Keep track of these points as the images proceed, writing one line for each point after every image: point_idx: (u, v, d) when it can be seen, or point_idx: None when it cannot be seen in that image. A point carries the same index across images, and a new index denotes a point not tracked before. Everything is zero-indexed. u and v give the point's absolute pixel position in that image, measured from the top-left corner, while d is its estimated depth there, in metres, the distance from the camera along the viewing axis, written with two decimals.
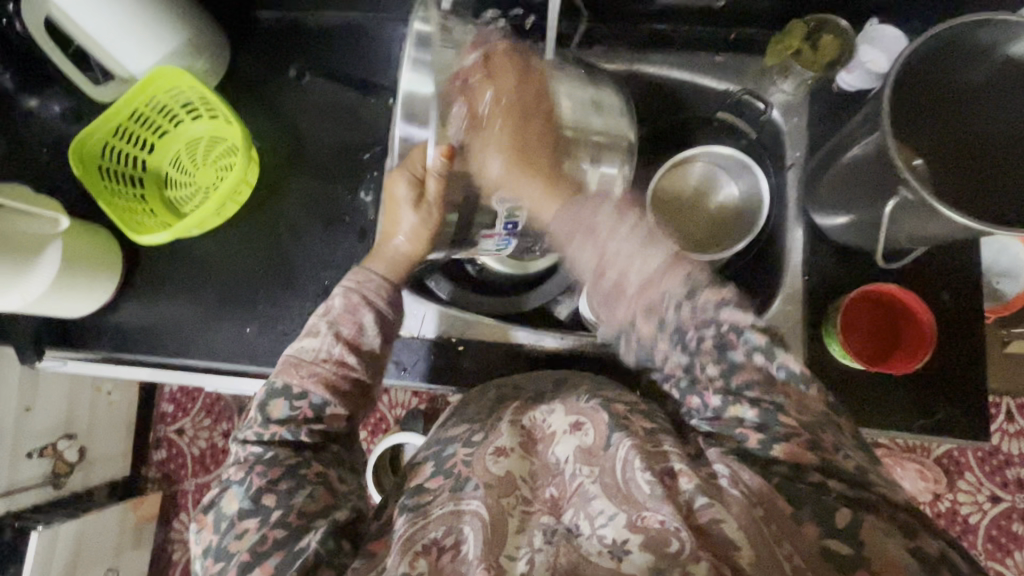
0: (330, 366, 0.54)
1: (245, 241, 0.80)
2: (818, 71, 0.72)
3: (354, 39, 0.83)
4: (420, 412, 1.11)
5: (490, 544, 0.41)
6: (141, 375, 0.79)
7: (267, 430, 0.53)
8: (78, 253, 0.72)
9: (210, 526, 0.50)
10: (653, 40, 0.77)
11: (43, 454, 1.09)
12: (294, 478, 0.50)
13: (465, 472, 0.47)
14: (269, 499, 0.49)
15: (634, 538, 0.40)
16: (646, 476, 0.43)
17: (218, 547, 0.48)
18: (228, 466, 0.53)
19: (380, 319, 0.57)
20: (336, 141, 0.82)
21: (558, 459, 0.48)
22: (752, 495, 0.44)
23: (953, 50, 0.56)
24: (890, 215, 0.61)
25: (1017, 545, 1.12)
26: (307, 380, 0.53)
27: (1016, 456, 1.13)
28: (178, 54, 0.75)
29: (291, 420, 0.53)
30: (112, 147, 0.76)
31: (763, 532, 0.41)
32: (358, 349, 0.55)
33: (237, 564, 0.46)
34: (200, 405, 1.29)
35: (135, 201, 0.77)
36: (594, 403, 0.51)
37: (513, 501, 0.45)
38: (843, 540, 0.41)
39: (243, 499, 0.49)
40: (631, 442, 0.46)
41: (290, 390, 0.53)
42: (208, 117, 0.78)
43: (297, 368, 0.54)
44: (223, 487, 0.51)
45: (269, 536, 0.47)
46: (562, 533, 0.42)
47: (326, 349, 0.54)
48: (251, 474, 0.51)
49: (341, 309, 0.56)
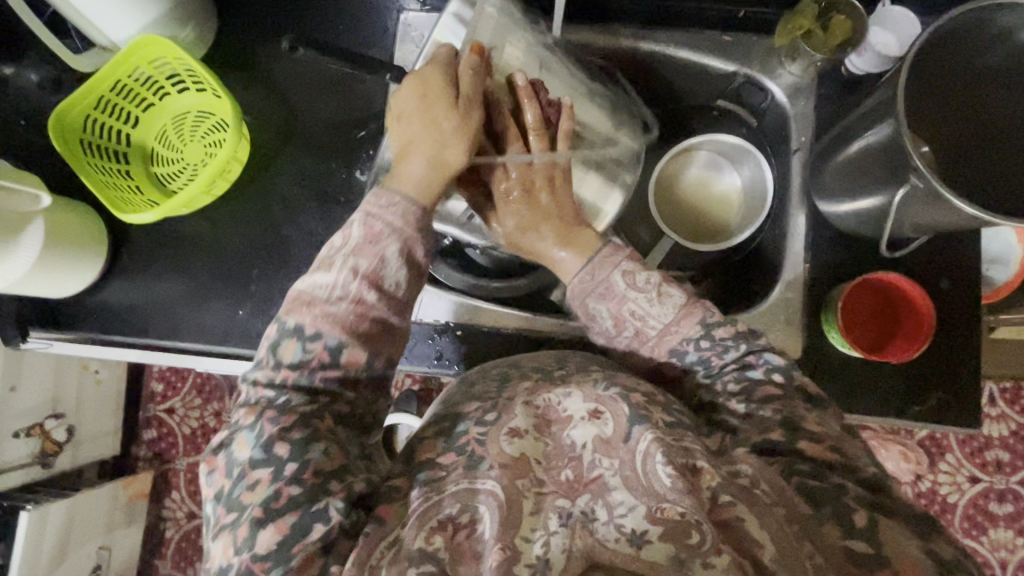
0: (346, 304, 0.49)
1: (238, 219, 0.78)
2: (826, 54, 0.71)
3: (346, 10, 0.80)
4: (415, 393, 1.09)
5: (506, 525, 0.42)
6: (131, 357, 0.77)
7: (278, 375, 0.49)
8: (62, 231, 0.70)
9: (221, 470, 0.47)
10: (659, 17, 0.75)
11: (30, 435, 1.08)
12: (308, 427, 0.47)
13: (479, 450, 0.46)
14: (282, 448, 0.45)
15: (652, 529, 0.41)
16: (667, 470, 0.43)
17: (229, 496, 0.45)
18: (237, 407, 0.49)
19: (407, 252, 0.51)
20: (331, 117, 0.79)
21: (574, 441, 0.47)
22: (773, 493, 0.44)
23: (972, 32, 0.55)
24: (898, 205, 0.60)
25: (992, 523, 1.16)
26: (321, 319, 0.49)
27: (996, 439, 1.17)
28: (161, 23, 0.71)
29: (302, 365, 0.48)
30: (94, 121, 0.72)
31: (787, 530, 0.41)
32: (380, 284, 0.50)
33: (249, 519, 0.43)
34: (190, 384, 1.27)
35: (121, 177, 0.74)
36: (613, 391, 0.50)
37: (528, 482, 0.44)
38: (865, 541, 0.40)
39: (254, 446, 0.46)
40: (652, 437, 0.45)
41: (302, 330, 0.49)
42: (195, 90, 0.75)
43: (309, 305, 0.49)
44: (231, 432, 0.48)
45: (284, 492, 0.44)
46: (577, 517, 0.42)
47: (341, 284, 0.49)
48: (261, 419, 0.47)
49: (360, 239, 0.50)
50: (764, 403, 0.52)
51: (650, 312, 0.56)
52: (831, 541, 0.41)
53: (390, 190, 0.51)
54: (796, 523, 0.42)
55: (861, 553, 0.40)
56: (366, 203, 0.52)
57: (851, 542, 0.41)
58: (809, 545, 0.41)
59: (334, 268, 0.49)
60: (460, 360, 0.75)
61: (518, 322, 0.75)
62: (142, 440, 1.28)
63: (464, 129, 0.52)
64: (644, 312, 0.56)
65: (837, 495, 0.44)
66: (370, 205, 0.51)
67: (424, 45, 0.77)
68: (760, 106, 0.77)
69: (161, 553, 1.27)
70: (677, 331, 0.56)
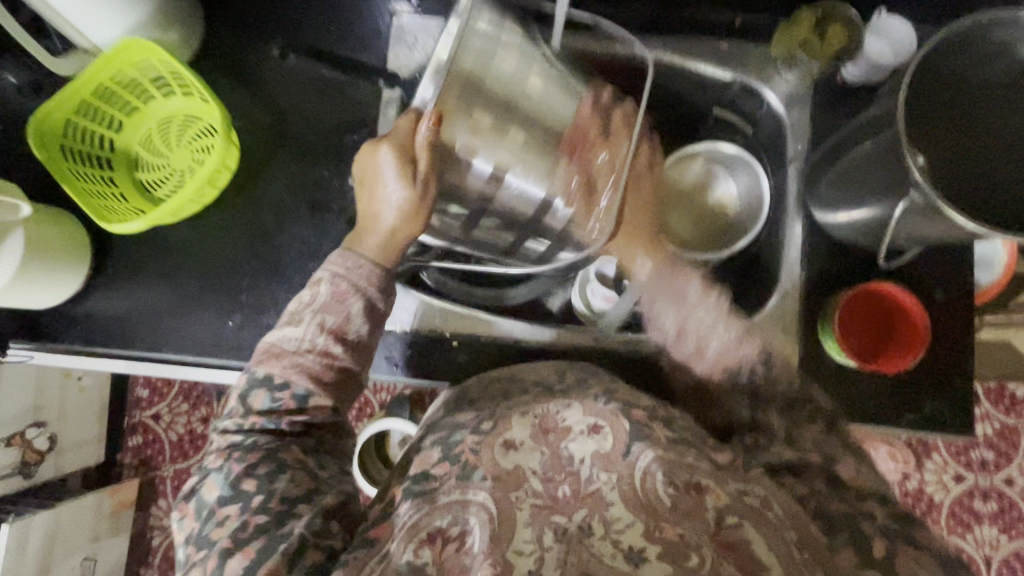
0: (313, 357, 0.52)
1: (229, 226, 0.76)
2: (824, 62, 0.71)
3: (337, 13, 0.78)
4: (407, 398, 1.08)
5: (496, 539, 0.41)
6: (118, 368, 0.74)
7: (247, 420, 0.51)
8: (42, 242, 0.67)
9: (190, 514, 0.48)
10: (654, 25, 0.76)
11: (9, 445, 1.04)
12: (274, 462, 0.49)
13: (473, 460, 0.46)
14: (249, 483, 0.47)
15: (651, 547, 0.40)
16: (668, 490, 0.42)
17: (199, 535, 0.46)
18: (209, 453, 0.51)
19: (369, 309, 0.54)
20: (321, 121, 0.77)
21: (571, 453, 0.46)
22: (787, 517, 0.43)
23: (966, 48, 0.56)
24: (898, 218, 0.60)
25: (977, 521, 1.18)
26: (288, 369, 0.52)
27: (981, 438, 1.19)
28: (148, 26, 0.69)
29: (273, 412, 0.52)
30: (77, 125, 0.70)
31: (798, 558, 0.40)
32: (344, 339, 0.53)
33: (217, 551, 0.44)
34: (177, 390, 1.24)
35: (104, 184, 0.71)
36: (613, 407, 0.49)
37: (522, 494, 0.43)
38: (879, 571, 0.42)
39: (222, 486, 0.48)
40: (655, 454, 0.45)
41: (271, 381, 0.52)
42: (182, 94, 0.73)
43: (279, 358, 0.52)
44: (201, 477, 0.49)
45: (251, 521, 0.45)
46: (574, 533, 0.41)
47: (308, 339, 0.52)
48: (229, 461, 0.49)
49: (327, 297, 0.54)
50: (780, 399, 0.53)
51: (713, 330, 0.59)
52: (846, 572, 0.41)
53: (355, 253, 0.55)
54: (808, 549, 0.42)
55: None
56: (331, 263, 0.55)
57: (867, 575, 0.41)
58: (821, 572, 0.40)
59: (302, 326, 0.52)
60: (454, 374, 0.74)
61: (515, 332, 0.74)
62: (127, 447, 1.25)
63: (414, 211, 0.54)
64: (706, 329, 0.59)
65: (856, 525, 0.44)
66: (338, 264, 0.55)
67: (417, 50, 0.76)
68: (757, 112, 0.76)
69: (147, 562, 1.24)
70: (738, 356, 0.58)
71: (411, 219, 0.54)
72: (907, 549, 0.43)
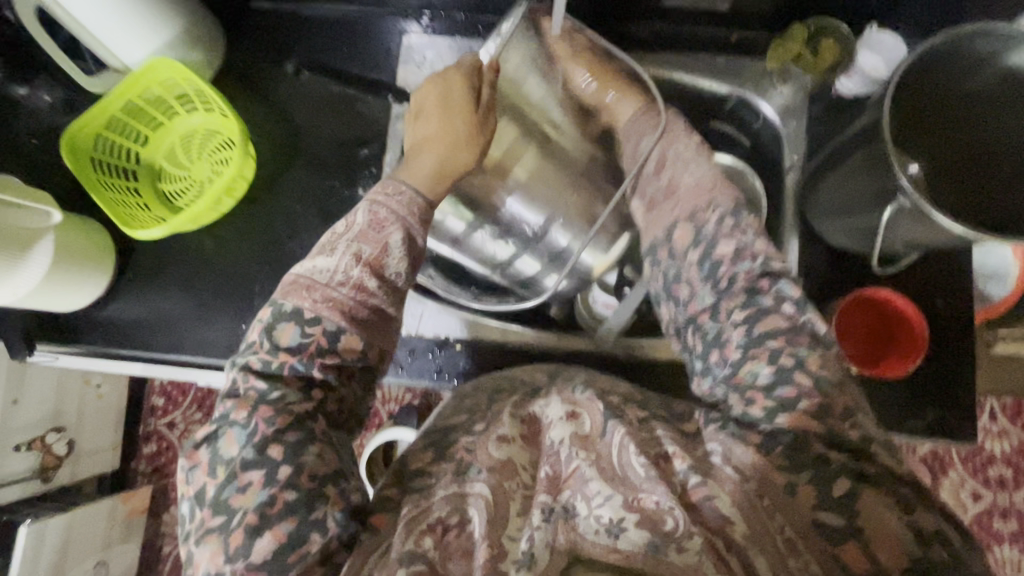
0: (345, 292, 0.50)
1: (243, 236, 0.79)
2: (817, 76, 0.73)
3: (350, 33, 0.82)
4: (415, 408, 1.10)
5: (493, 524, 0.43)
6: (134, 369, 0.78)
7: (275, 358, 0.49)
8: (72, 249, 0.71)
9: (204, 466, 0.46)
10: (655, 40, 0.78)
11: (31, 448, 1.08)
12: (302, 430, 0.47)
13: (467, 458, 0.47)
14: (275, 450, 0.45)
15: (629, 516, 0.41)
16: (641, 461, 0.44)
17: (217, 499, 0.44)
18: (223, 399, 0.49)
19: (407, 240, 0.52)
20: (334, 135, 0.81)
21: (552, 441, 0.47)
22: (750, 469, 0.43)
23: (953, 59, 0.57)
24: (889, 220, 0.62)
25: (996, 541, 1.15)
26: (320, 305, 0.49)
27: (999, 455, 1.16)
28: (175, 46, 0.74)
29: (301, 350, 0.49)
30: (106, 138, 0.74)
31: (756, 505, 0.42)
32: (380, 274, 0.51)
33: (242, 525, 0.43)
34: (191, 398, 1.27)
35: (129, 194, 0.75)
36: (590, 394, 0.50)
37: (514, 485, 0.46)
38: (838, 513, 0.41)
39: (245, 446, 0.46)
40: (625, 430, 0.46)
41: (300, 314, 0.49)
42: (204, 110, 0.77)
43: (308, 291, 0.50)
44: (218, 427, 0.48)
45: (279, 498, 0.44)
46: (558, 513, 0.42)
47: (342, 272, 0.50)
48: (256, 419, 0.46)
49: (364, 226, 0.51)
50: (767, 336, 0.48)
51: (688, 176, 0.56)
52: (804, 513, 0.42)
53: (400, 181, 0.54)
54: (767, 497, 0.42)
55: (831, 526, 0.41)
56: (373, 193, 0.53)
57: (825, 515, 0.41)
58: (781, 518, 0.42)
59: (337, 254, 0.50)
60: (459, 376, 0.76)
61: (519, 336, 0.76)
62: (142, 454, 1.28)
63: (465, 151, 0.55)
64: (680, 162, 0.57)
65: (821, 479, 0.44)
66: (377, 195, 0.53)
67: (425, 67, 0.80)
68: (753, 126, 0.79)
69: (157, 569, 1.26)
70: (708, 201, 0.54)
71: (457, 160, 0.55)
72: (868, 488, 0.42)
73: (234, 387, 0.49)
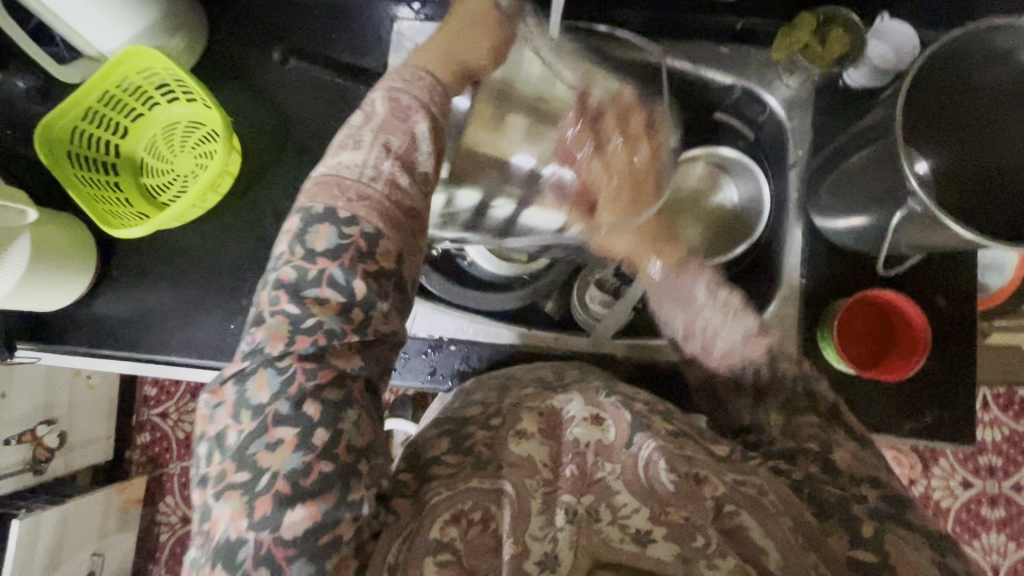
0: (378, 188, 0.45)
1: (231, 231, 0.77)
2: (825, 67, 0.71)
3: (338, 18, 0.79)
4: (409, 399, 1.09)
5: (518, 521, 0.42)
6: (122, 369, 0.76)
7: (313, 266, 0.43)
8: (49, 245, 0.69)
9: (229, 405, 0.41)
10: (658, 27, 0.75)
11: (21, 442, 1.07)
12: (343, 390, 0.42)
13: (487, 453, 0.46)
14: (312, 408, 0.41)
15: (657, 530, 0.41)
16: (671, 478, 0.43)
17: (245, 448, 0.40)
18: (256, 325, 0.43)
19: (434, 130, 0.48)
20: (323, 126, 0.78)
21: (576, 438, 0.47)
22: (782, 504, 0.43)
23: (967, 56, 0.55)
24: (894, 225, 0.60)
25: (983, 528, 1.16)
26: (356, 203, 0.45)
27: (990, 444, 1.17)
28: (152, 32, 0.70)
29: (338, 256, 0.43)
30: (82, 130, 0.71)
31: (793, 540, 0.41)
32: (412, 169, 0.47)
33: (272, 490, 0.39)
34: (184, 389, 1.26)
35: (110, 190, 0.72)
36: (615, 400, 0.50)
37: (535, 483, 0.44)
38: (868, 549, 0.41)
39: (280, 395, 0.41)
40: (655, 443, 0.45)
41: (337, 216, 0.44)
42: (186, 100, 0.74)
43: (341, 188, 0.45)
44: (251, 364, 0.42)
45: (315, 468, 0.40)
46: (582, 515, 0.42)
47: (371, 166, 0.45)
48: (297, 365, 0.41)
49: (386, 114, 0.47)
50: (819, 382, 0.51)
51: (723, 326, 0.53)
52: (841, 552, 0.42)
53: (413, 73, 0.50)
54: (803, 533, 0.42)
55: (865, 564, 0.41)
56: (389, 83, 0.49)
57: (858, 554, 0.41)
58: (817, 555, 0.41)
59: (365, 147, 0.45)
60: (452, 377, 0.74)
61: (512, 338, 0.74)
62: (134, 444, 1.26)
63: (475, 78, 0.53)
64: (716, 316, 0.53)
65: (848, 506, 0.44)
66: (397, 82, 0.49)
67: None
68: (757, 118, 0.77)
69: (153, 558, 1.26)
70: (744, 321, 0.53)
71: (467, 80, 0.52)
72: (900, 531, 0.42)
73: (264, 310, 0.43)
